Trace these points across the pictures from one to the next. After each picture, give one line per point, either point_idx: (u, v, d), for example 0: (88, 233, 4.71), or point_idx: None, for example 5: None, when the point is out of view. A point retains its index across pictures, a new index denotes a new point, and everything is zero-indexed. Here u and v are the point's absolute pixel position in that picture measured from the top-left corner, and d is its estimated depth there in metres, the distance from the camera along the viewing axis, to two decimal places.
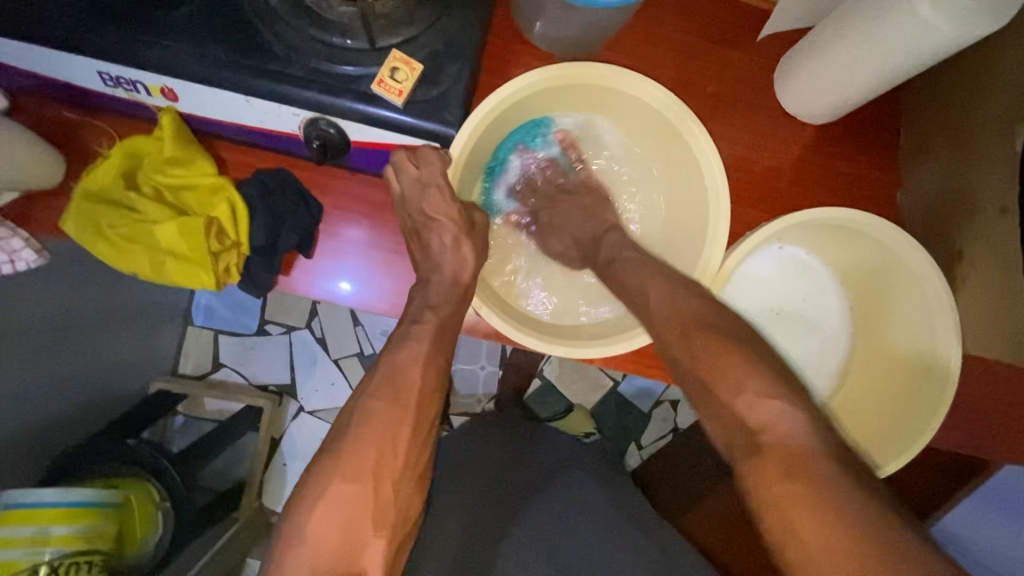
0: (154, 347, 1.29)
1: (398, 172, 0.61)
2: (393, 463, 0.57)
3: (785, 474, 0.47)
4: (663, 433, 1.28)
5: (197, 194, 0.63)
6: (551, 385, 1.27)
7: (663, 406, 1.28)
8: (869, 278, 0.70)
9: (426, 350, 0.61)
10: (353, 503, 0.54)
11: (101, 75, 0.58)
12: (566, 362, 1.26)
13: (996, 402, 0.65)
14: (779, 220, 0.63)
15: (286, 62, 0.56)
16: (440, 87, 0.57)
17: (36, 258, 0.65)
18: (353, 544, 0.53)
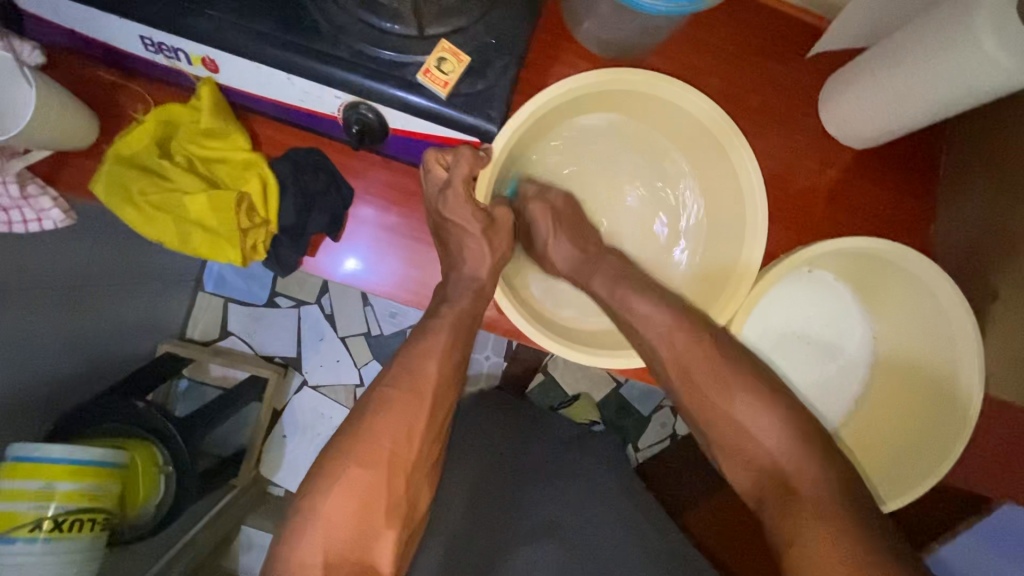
0: (163, 310, 1.29)
1: (426, 172, 0.61)
2: (409, 461, 0.57)
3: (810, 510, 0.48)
4: (661, 438, 1.28)
5: (229, 168, 0.62)
6: (554, 381, 1.27)
7: (663, 410, 1.28)
8: (905, 326, 0.70)
9: (449, 348, 0.61)
10: (367, 490, 0.54)
11: (143, 40, 0.57)
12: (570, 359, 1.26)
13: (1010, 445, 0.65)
14: (828, 240, 0.62)
15: (331, 42, 0.54)
16: (486, 81, 0.56)
17: (64, 218, 0.64)
18: (363, 534, 0.53)
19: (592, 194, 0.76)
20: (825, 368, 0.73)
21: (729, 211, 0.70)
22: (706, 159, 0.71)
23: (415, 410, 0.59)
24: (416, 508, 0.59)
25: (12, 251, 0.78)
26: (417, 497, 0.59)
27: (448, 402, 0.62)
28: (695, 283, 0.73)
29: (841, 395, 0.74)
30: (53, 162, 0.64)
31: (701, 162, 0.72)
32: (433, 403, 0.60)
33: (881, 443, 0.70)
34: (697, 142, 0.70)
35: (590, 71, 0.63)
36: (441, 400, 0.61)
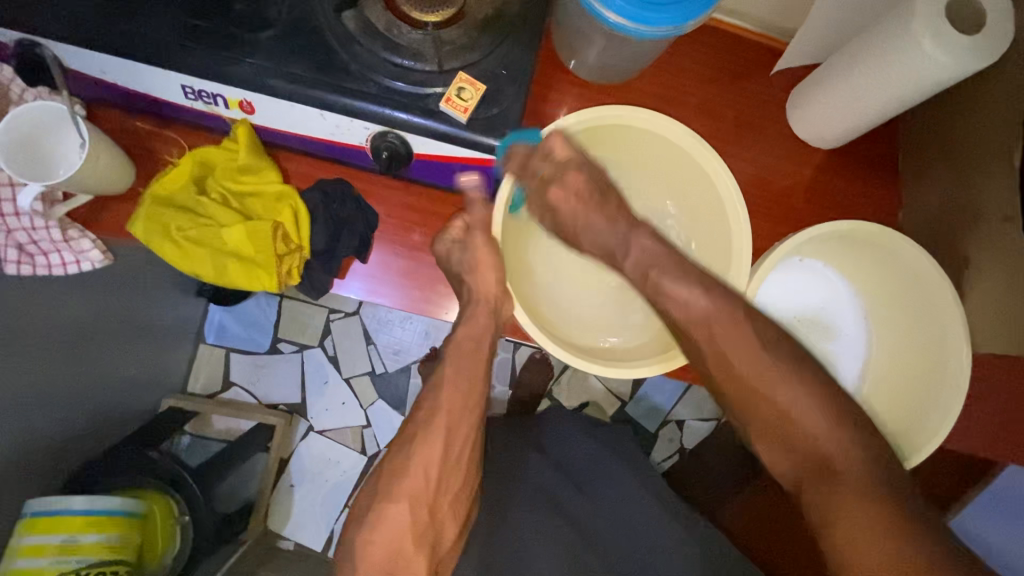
0: (166, 363, 1.30)
1: (441, 252, 0.69)
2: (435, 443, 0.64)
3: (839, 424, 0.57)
4: (670, 453, 1.30)
5: (262, 200, 0.67)
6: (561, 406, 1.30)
7: (670, 426, 1.31)
8: (891, 293, 0.77)
9: (466, 353, 0.68)
10: None
11: (184, 89, 0.62)
12: (574, 380, 1.30)
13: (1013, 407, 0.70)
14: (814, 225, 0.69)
15: (359, 79, 0.61)
16: (500, 106, 0.62)
17: (101, 259, 0.67)
18: None
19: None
20: (824, 349, 0.80)
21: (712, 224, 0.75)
22: (690, 183, 0.76)
23: (444, 400, 0.66)
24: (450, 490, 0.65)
25: (41, 303, 0.80)
26: (450, 489, 0.65)
27: (476, 401, 0.68)
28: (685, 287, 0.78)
29: (844, 376, 0.80)
30: (90, 209, 0.67)
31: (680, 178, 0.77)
32: (454, 400, 0.66)
33: (884, 418, 0.76)
34: (680, 168, 0.75)
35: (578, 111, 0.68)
36: (464, 398, 0.67)
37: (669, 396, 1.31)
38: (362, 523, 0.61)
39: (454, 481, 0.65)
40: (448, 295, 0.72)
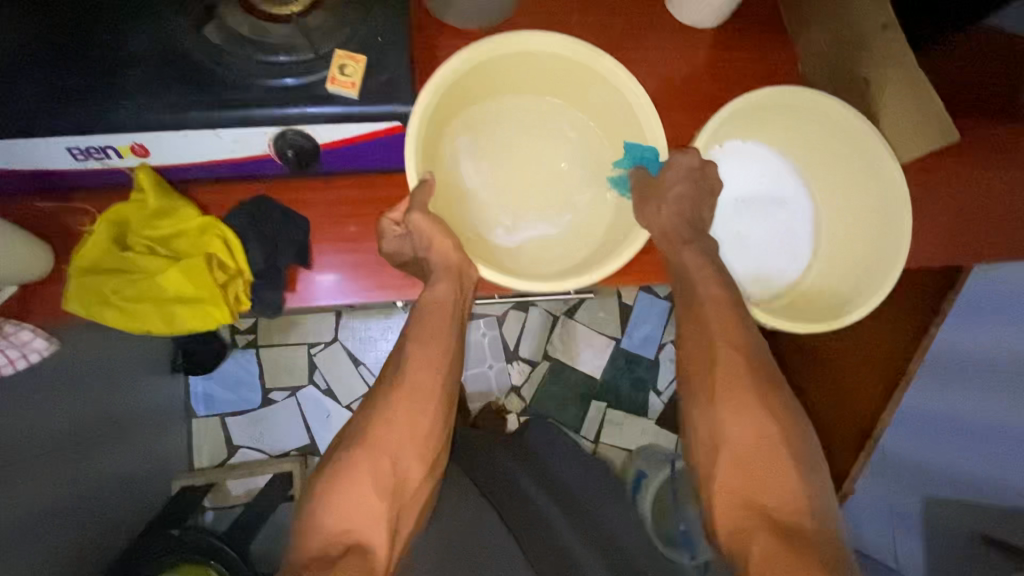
0: (164, 446, 1.29)
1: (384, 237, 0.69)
2: (403, 401, 0.67)
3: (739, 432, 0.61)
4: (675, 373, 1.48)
5: (187, 237, 0.66)
6: (559, 363, 1.47)
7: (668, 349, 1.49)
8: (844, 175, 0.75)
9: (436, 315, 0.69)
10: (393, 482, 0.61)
11: (71, 151, 0.61)
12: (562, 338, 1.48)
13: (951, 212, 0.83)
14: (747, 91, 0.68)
15: (241, 88, 0.60)
16: (387, 72, 0.62)
17: (47, 345, 0.65)
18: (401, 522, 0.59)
19: (509, 165, 0.77)
20: (771, 224, 0.78)
21: (620, 118, 0.73)
22: (598, 98, 0.73)
23: (415, 359, 0.69)
24: (416, 437, 0.67)
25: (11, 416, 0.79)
26: (415, 438, 0.67)
27: (445, 359, 0.70)
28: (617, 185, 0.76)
29: (796, 241, 0.78)
30: (18, 300, 0.65)
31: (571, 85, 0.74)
32: (427, 358, 0.69)
33: (844, 262, 0.75)
34: (584, 86, 0.73)
35: (460, 52, 0.65)
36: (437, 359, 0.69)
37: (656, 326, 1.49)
38: (324, 484, 0.63)
39: (421, 431, 0.67)
40: (411, 282, 0.72)
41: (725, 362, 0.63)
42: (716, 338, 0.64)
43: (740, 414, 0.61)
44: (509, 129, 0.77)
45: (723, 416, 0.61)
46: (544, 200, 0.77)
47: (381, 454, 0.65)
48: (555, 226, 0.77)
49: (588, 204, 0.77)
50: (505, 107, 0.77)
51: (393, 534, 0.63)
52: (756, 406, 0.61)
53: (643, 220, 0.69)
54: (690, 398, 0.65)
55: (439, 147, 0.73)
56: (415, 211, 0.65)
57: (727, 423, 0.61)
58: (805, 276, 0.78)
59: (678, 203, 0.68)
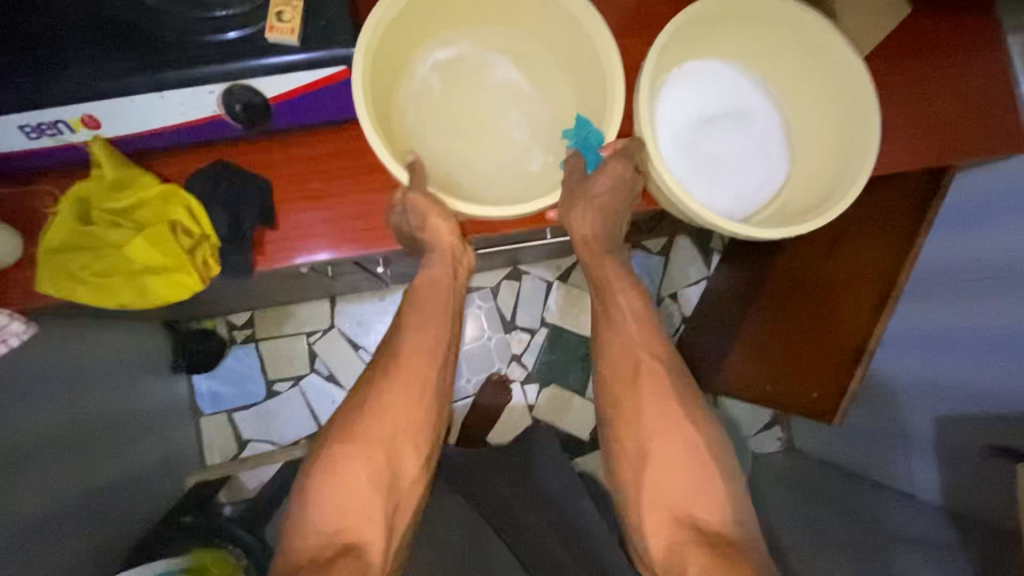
0: (174, 446, 1.30)
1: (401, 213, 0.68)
2: (398, 388, 0.71)
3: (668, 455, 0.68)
4: (675, 327, 1.47)
5: (149, 207, 0.66)
6: (558, 327, 1.47)
7: (666, 302, 1.48)
8: (814, 98, 0.73)
9: (433, 300, 0.74)
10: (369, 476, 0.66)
11: (24, 129, 0.61)
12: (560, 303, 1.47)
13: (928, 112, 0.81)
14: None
15: (182, 47, 0.60)
16: (326, 17, 0.61)
17: (26, 328, 0.66)
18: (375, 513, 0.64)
19: (471, 104, 0.76)
20: (743, 137, 0.76)
21: (572, 41, 0.71)
22: (554, 27, 0.71)
23: None
24: (410, 426, 0.71)
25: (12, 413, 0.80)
26: (410, 430, 0.71)
27: (439, 346, 0.75)
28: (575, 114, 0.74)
29: (770, 151, 0.76)
30: None
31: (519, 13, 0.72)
32: (419, 334, 0.74)
33: (819, 164, 0.73)
34: (531, 13, 0.71)
35: None
36: (427, 331, 0.74)
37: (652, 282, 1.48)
38: (322, 472, 0.67)
39: (417, 420, 0.71)
40: (378, 234, 0.72)
41: (650, 377, 0.72)
42: (637, 346, 0.73)
43: (667, 432, 0.68)
44: (461, 69, 0.75)
45: (648, 428, 0.69)
46: (502, 137, 0.76)
47: (375, 443, 0.68)
48: (516, 164, 0.75)
49: (547, 137, 0.75)
50: (453, 47, 0.75)
51: (389, 525, 0.66)
52: (677, 422, 0.70)
53: (568, 219, 0.70)
54: (616, 409, 0.72)
55: (391, 93, 0.71)
56: (411, 192, 0.64)
57: (651, 436, 0.69)
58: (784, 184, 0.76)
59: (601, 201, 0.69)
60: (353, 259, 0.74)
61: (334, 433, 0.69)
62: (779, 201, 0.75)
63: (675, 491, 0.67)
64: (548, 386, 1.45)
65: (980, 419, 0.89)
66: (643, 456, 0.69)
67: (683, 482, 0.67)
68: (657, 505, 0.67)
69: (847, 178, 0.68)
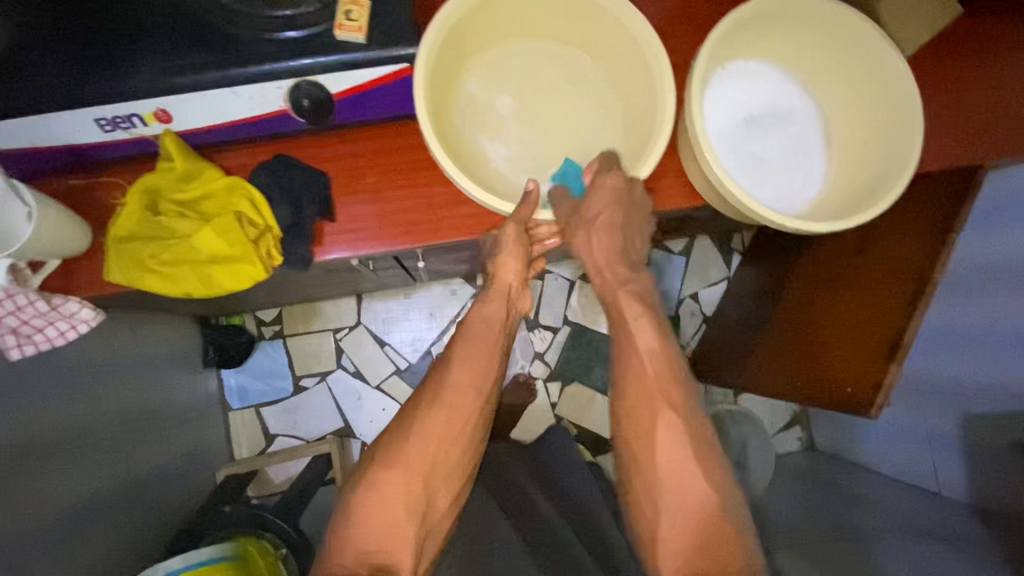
0: (205, 440, 1.32)
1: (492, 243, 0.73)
2: (444, 409, 0.70)
3: (682, 489, 0.61)
4: (697, 325, 1.49)
5: (215, 198, 0.68)
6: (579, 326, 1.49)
7: (688, 302, 1.50)
8: (857, 97, 0.76)
9: (482, 340, 0.75)
10: (404, 487, 0.65)
11: (99, 122, 0.63)
12: (581, 301, 1.49)
13: (962, 115, 0.83)
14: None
15: (253, 44, 0.62)
16: (390, 16, 0.64)
17: (94, 316, 0.68)
18: (403, 535, 0.63)
19: (523, 105, 0.78)
20: (786, 137, 0.78)
21: (620, 47, 0.73)
22: (606, 36, 0.73)
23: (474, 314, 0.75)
24: (446, 462, 0.69)
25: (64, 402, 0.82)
26: (450, 455, 0.70)
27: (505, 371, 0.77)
28: (623, 116, 0.77)
29: (811, 150, 0.78)
30: (66, 275, 0.68)
31: (570, 20, 0.74)
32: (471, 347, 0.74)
33: (859, 164, 0.75)
34: (580, 18, 0.73)
35: None
36: (477, 363, 0.74)
37: (675, 281, 1.50)
38: (361, 491, 0.65)
39: (453, 450, 0.69)
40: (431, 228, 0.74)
41: (664, 407, 0.64)
42: (648, 371, 0.66)
43: (680, 465, 0.61)
44: (513, 72, 0.78)
45: (658, 458, 0.62)
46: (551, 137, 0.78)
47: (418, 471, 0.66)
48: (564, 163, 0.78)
49: (594, 137, 0.78)
50: (506, 51, 0.77)
51: (418, 552, 0.64)
52: (696, 473, 0.62)
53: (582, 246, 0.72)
54: (628, 437, 0.66)
55: (447, 94, 0.74)
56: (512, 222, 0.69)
57: (664, 467, 0.62)
58: (824, 183, 0.78)
59: (603, 224, 0.71)
60: (393, 254, 0.76)
61: (375, 459, 0.67)
62: (819, 200, 0.77)
63: (681, 543, 0.60)
64: (570, 384, 1.47)
65: (1007, 416, 0.91)
66: (656, 502, 0.62)
67: (697, 522, 0.59)
68: (669, 534, 0.60)
69: (890, 177, 0.69)
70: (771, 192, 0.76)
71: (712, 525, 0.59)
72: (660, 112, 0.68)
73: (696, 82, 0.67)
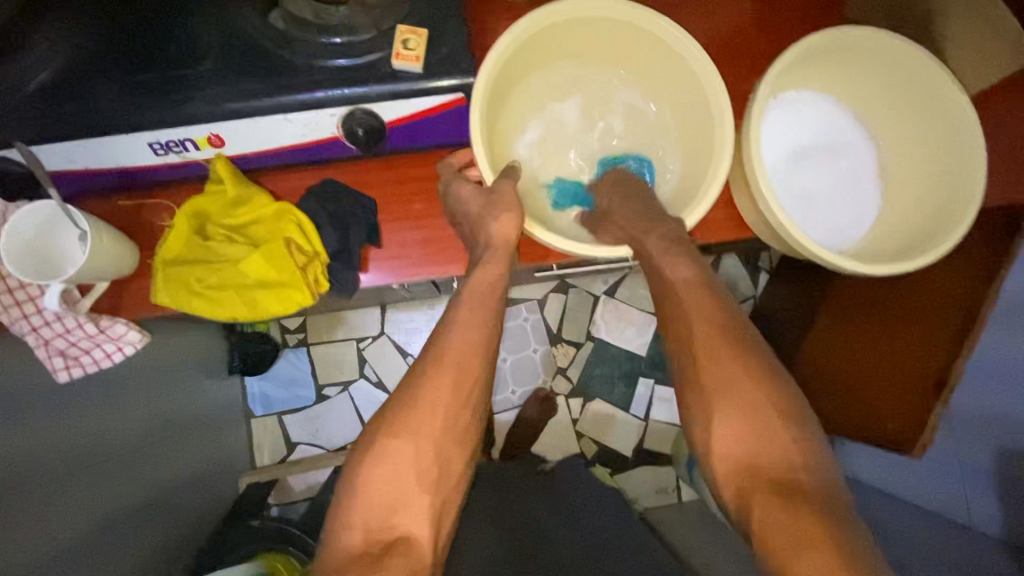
0: (228, 448, 1.32)
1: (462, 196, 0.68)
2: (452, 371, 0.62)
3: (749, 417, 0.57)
4: None
5: (265, 224, 0.68)
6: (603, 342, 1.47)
7: None
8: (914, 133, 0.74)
9: (487, 297, 0.66)
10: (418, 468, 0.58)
11: (153, 146, 0.63)
12: (607, 316, 1.47)
13: None
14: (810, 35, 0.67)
15: (309, 71, 0.61)
16: (447, 45, 0.63)
17: (140, 338, 0.68)
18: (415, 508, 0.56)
19: (572, 133, 0.77)
20: (839, 171, 0.76)
21: (675, 76, 0.72)
22: (664, 70, 0.73)
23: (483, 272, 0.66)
24: (458, 426, 0.60)
25: None
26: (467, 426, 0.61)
27: None
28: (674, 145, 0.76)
29: (865, 184, 0.76)
30: (112, 297, 0.68)
31: (623, 49, 0.74)
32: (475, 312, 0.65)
33: (916, 201, 0.73)
34: (635, 47, 0.72)
35: (515, 25, 0.65)
36: (482, 316, 0.65)
37: None
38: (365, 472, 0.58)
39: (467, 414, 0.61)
40: None
41: (716, 338, 0.60)
42: (698, 308, 0.62)
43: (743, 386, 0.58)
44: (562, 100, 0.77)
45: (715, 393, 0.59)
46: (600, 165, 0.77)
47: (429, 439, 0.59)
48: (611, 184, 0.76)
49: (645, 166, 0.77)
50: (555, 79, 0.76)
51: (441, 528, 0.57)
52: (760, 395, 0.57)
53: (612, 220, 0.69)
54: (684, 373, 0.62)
55: (498, 123, 0.73)
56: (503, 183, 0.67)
57: (721, 397, 0.58)
58: (877, 218, 0.76)
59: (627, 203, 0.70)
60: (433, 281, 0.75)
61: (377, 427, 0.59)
62: (872, 236, 0.75)
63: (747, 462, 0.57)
64: (593, 401, 1.45)
65: None
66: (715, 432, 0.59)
67: (764, 443, 0.56)
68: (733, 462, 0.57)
69: (949, 218, 0.67)
70: (822, 227, 0.74)
71: (780, 446, 0.56)
72: (720, 144, 0.67)
73: (754, 120, 0.66)
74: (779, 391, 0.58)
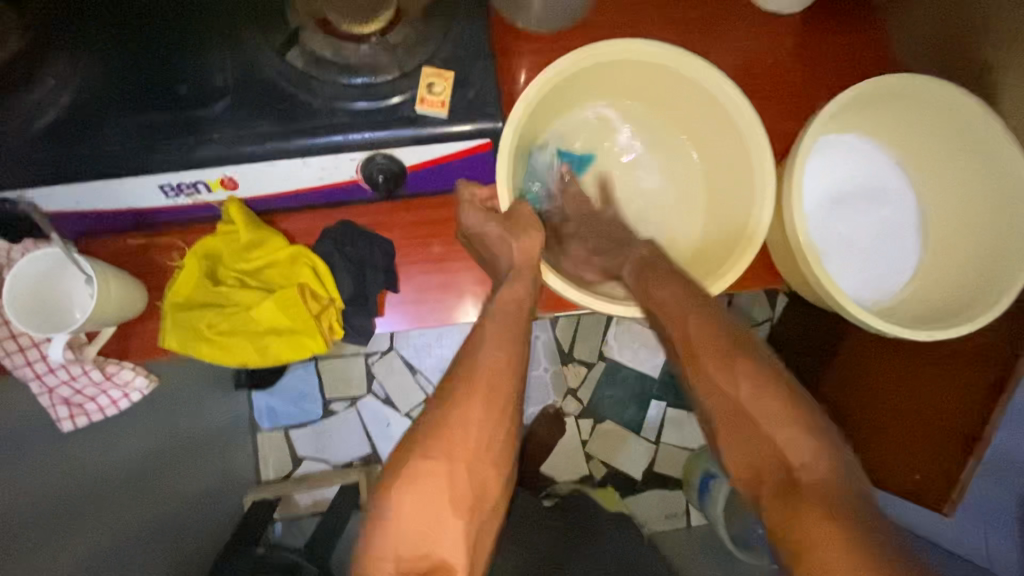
0: (234, 464, 1.30)
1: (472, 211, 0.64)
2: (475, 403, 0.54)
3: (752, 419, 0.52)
4: None
5: (278, 268, 0.65)
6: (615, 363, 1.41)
7: None
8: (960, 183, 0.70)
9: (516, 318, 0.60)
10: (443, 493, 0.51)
11: (163, 188, 0.60)
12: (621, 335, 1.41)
13: None
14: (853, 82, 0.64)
15: (328, 114, 0.58)
16: (474, 88, 0.59)
17: (146, 383, 0.66)
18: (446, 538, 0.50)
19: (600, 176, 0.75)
20: (878, 220, 0.73)
21: (710, 121, 0.70)
22: (698, 115, 0.71)
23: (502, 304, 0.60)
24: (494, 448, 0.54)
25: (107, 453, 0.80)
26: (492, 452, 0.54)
27: None
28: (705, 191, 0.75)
29: (905, 235, 0.73)
30: (118, 340, 0.65)
31: (655, 91, 0.72)
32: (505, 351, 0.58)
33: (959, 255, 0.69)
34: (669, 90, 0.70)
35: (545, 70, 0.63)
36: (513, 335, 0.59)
37: None
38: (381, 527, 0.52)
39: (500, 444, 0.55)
40: None
41: (708, 346, 0.56)
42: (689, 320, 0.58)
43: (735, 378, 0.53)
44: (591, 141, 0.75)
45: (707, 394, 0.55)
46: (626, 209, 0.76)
47: (460, 459, 0.52)
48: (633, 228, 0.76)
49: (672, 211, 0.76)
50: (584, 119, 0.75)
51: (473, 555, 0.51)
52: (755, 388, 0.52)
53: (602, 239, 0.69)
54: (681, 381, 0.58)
55: (523, 167, 0.71)
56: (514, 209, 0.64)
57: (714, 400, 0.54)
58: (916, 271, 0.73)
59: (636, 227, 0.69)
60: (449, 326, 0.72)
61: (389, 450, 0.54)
62: (910, 289, 0.72)
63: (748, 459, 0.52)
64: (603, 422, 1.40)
65: None
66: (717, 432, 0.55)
67: (761, 439, 0.51)
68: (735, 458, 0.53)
69: (996, 278, 0.64)
70: (857, 280, 0.72)
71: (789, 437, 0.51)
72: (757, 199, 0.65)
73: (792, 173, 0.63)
74: (779, 385, 0.53)
